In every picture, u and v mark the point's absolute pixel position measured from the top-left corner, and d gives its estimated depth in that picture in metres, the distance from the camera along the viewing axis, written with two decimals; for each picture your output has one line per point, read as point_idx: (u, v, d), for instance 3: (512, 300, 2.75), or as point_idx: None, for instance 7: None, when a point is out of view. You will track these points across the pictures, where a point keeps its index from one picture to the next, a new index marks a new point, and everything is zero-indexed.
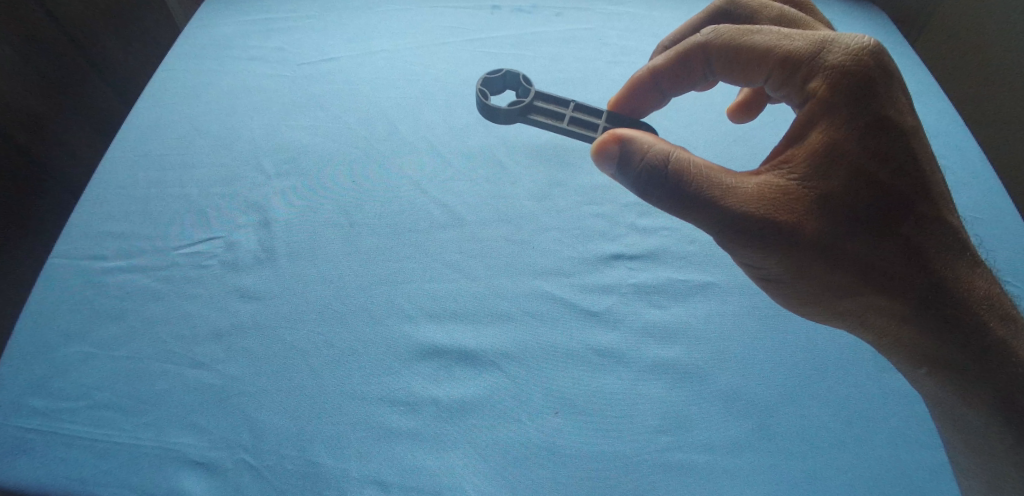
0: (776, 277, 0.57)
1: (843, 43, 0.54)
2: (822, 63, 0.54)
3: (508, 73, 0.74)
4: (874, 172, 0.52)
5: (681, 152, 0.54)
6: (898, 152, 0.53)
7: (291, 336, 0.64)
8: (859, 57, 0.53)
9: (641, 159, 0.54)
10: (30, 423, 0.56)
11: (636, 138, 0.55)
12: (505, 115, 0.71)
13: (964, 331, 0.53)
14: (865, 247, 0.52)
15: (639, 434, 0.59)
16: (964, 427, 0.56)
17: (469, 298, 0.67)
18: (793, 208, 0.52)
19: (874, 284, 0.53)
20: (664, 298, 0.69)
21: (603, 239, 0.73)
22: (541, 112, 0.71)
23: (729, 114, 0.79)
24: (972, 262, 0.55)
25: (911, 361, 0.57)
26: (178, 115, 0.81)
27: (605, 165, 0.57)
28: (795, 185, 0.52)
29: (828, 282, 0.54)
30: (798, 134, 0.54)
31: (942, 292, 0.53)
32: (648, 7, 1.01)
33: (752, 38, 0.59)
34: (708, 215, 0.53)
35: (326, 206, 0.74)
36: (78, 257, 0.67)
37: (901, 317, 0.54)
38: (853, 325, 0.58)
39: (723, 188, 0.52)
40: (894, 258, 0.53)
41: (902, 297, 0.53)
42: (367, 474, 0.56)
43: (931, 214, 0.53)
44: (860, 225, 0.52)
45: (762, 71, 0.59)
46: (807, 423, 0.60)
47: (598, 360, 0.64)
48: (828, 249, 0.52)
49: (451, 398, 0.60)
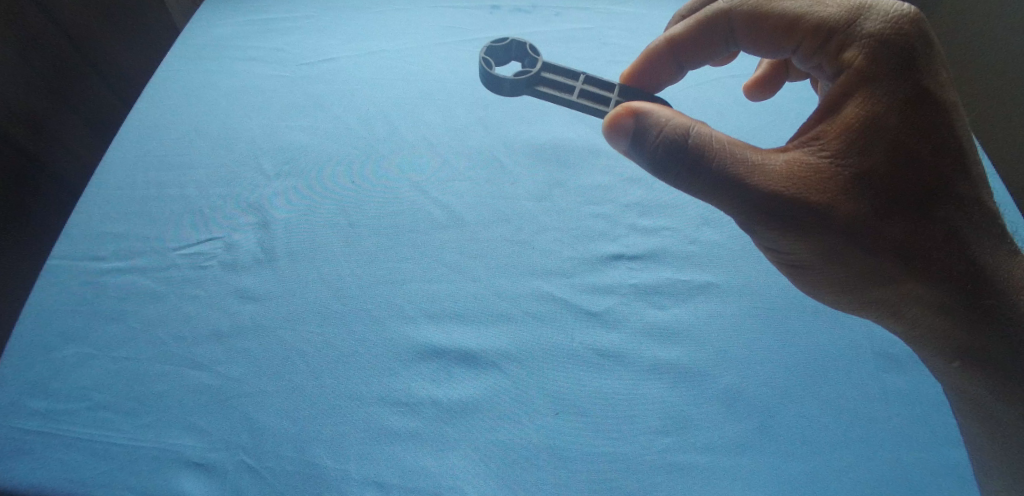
0: (802, 263, 0.53)
1: (882, 9, 0.50)
2: (859, 30, 0.50)
3: (513, 43, 0.65)
4: (914, 150, 0.48)
5: (701, 126, 0.50)
6: (939, 129, 0.48)
7: (290, 336, 0.63)
8: (898, 24, 0.49)
9: (658, 133, 0.50)
10: (29, 424, 0.58)
11: (653, 111, 0.51)
12: (511, 84, 0.62)
13: (999, 322, 0.50)
14: (902, 232, 0.48)
15: (640, 435, 0.57)
16: (991, 422, 0.54)
17: (468, 298, 0.65)
18: (826, 188, 0.48)
19: (909, 272, 0.49)
20: (665, 298, 0.66)
21: (604, 239, 0.70)
22: (549, 84, 0.63)
23: (745, 92, 0.75)
24: (1011, 251, 0.51)
25: (943, 355, 0.54)
26: (178, 115, 0.81)
27: (616, 140, 0.53)
28: (827, 163, 0.48)
29: (856, 269, 0.50)
30: (830, 108, 0.50)
31: (981, 282, 0.49)
32: (649, 7, 0.98)
33: (780, 5, 0.56)
34: (731, 194, 0.49)
35: (325, 206, 0.73)
36: (80, 257, 0.68)
37: (937, 307, 0.51)
38: (883, 315, 0.55)
39: (748, 166, 0.48)
40: (931, 244, 0.49)
41: (938, 286, 0.50)
42: (367, 475, 0.55)
43: (971, 198, 0.49)
44: (896, 207, 0.48)
45: (792, 39, 0.56)
46: (810, 423, 0.58)
47: (599, 361, 0.61)
48: (860, 234, 0.48)
49: (452, 399, 0.59)
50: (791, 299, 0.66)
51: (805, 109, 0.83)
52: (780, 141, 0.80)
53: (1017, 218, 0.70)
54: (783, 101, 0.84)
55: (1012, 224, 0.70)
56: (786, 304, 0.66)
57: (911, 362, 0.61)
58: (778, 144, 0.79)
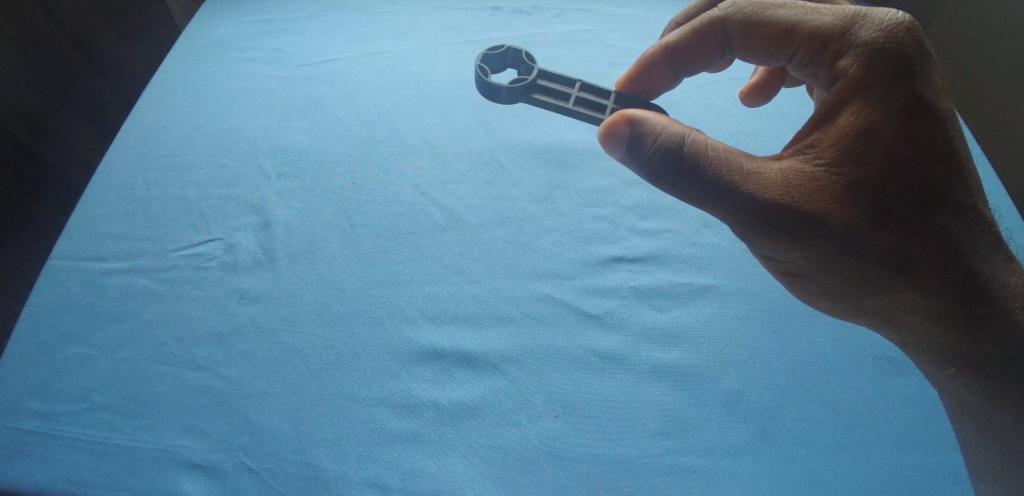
0: (799, 271, 0.54)
1: (876, 17, 0.50)
2: (854, 39, 0.50)
3: (508, 51, 0.66)
4: (910, 158, 0.48)
5: (697, 134, 0.50)
6: (935, 137, 0.48)
7: (290, 338, 0.63)
8: (893, 32, 0.49)
9: (655, 142, 0.50)
10: (28, 425, 0.58)
11: (648, 119, 0.51)
12: (508, 93, 0.62)
13: (994, 328, 0.50)
14: (898, 239, 0.48)
15: (639, 440, 0.57)
16: (989, 427, 0.54)
17: (469, 300, 0.66)
18: (822, 196, 0.48)
19: (906, 279, 0.50)
20: (665, 301, 0.66)
21: (604, 241, 0.71)
22: (545, 92, 0.64)
23: (741, 98, 0.75)
24: (1006, 257, 0.51)
25: (938, 361, 0.54)
26: (179, 116, 0.81)
27: (613, 147, 0.53)
28: (823, 172, 0.48)
29: (853, 277, 0.51)
30: (826, 116, 0.50)
31: (977, 288, 0.50)
32: (649, 9, 0.98)
33: (775, 12, 0.56)
34: (728, 203, 0.49)
35: (325, 207, 0.73)
36: (79, 257, 0.68)
37: (934, 314, 0.51)
38: (879, 322, 0.55)
39: (744, 174, 0.48)
40: (928, 251, 0.49)
41: (935, 293, 0.50)
42: (367, 477, 0.55)
43: (967, 204, 0.49)
44: (892, 215, 0.48)
45: (788, 47, 0.56)
46: (809, 427, 0.58)
47: (598, 364, 0.62)
48: (856, 241, 0.48)
49: (451, 401, 0.59)
50: (790, 302, 0.66)
51: (805, 113, 0.83)
52: (780, 145, 0.80)
53: (1015, 222, 0.71)
54: (783, 104, 0.84)
55: (1010, 227, 0.70)
56: (784, 308, 0.66)
57: (910, 366, 0.62)
58: (777, 147, 0.80)
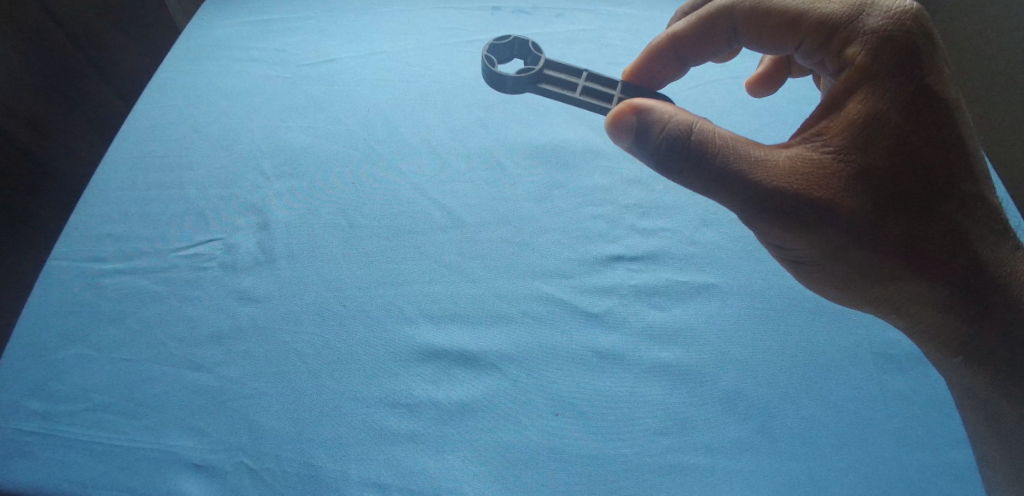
0: (806, 259, 0.53)
1: (884, 6, 0.50)
2: (861, 27, 0.50)
3: (516, 40, 0.66)
4: (916, 146, 0.48)
5: (704, 123, 0.50)
6: (942, 125, 0.48)
7: (290, 337, 0.63)
8: (901, 20, 0.49)
9: (662, 131, 0.50)
10: (28, 425, 0.58)
11: (655, 108, 0.51)
12: (514, 83, 0.62)
13: (999, 317, 0.50)
14: (905, 227, 0.48)
15: (639, 436, 0.57)
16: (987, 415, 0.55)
17: (469, 300, 0.65)
18: (828, 184, 0.48)
19: (913, 267, 0.49)
20: (665, 299, 0.66)
21: (603, 240, 0.71)
22: (552, 82, 0.64)
23: (747, 88, 0.75)
24: (1012, 245, 0.51)
25: (944, 350, 0.55)
26: (178, 116, 0.81)
27: (619, 138, 0.53)
28: (830, 159, 0.48)
29: (860, 265, 0.50)
30: (833, 104, 0.50)
31: (982, 276, 0.50)
32: (648, 9, 0.98)
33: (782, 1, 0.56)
34: (736, 191, 0.49)
35: (325, 207, 0.73)
36: (79, 258, 0.68)
37: (939, 303, 0.51)
38: (885, 311, 0.55)
39: (752, 162, 0.48)
40: (934, 238, 0.49)
41: (940, 281, 0.50)
42: (367, 476, 0.55)
43: (973, 193, 0.49)
44: (898, 202, 0.48)
45: (794, 37, 0.56)
46: (809, 423, 0.58)
47: (597, 361, 0.61)
48: (863, 230, 0.48)
49: (451, 400, 0.59)
50: (789, 300, 0.66)
51: (805, 110, 0.83)
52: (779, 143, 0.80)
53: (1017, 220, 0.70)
54: (782, 103, 0.84)
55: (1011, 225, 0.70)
56: (785, 306, 0.66)
57: (912, 363, 0.62)
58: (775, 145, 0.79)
